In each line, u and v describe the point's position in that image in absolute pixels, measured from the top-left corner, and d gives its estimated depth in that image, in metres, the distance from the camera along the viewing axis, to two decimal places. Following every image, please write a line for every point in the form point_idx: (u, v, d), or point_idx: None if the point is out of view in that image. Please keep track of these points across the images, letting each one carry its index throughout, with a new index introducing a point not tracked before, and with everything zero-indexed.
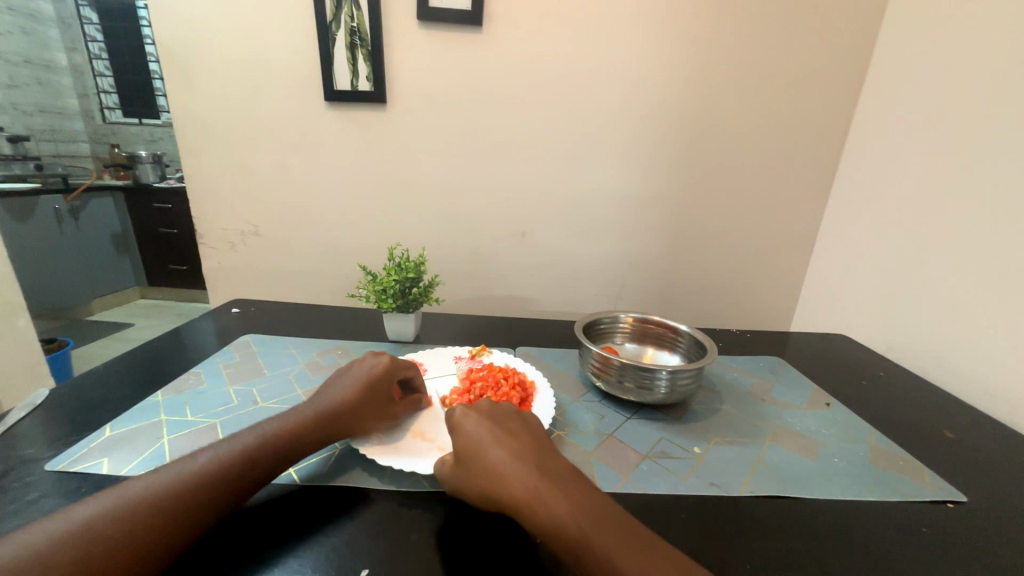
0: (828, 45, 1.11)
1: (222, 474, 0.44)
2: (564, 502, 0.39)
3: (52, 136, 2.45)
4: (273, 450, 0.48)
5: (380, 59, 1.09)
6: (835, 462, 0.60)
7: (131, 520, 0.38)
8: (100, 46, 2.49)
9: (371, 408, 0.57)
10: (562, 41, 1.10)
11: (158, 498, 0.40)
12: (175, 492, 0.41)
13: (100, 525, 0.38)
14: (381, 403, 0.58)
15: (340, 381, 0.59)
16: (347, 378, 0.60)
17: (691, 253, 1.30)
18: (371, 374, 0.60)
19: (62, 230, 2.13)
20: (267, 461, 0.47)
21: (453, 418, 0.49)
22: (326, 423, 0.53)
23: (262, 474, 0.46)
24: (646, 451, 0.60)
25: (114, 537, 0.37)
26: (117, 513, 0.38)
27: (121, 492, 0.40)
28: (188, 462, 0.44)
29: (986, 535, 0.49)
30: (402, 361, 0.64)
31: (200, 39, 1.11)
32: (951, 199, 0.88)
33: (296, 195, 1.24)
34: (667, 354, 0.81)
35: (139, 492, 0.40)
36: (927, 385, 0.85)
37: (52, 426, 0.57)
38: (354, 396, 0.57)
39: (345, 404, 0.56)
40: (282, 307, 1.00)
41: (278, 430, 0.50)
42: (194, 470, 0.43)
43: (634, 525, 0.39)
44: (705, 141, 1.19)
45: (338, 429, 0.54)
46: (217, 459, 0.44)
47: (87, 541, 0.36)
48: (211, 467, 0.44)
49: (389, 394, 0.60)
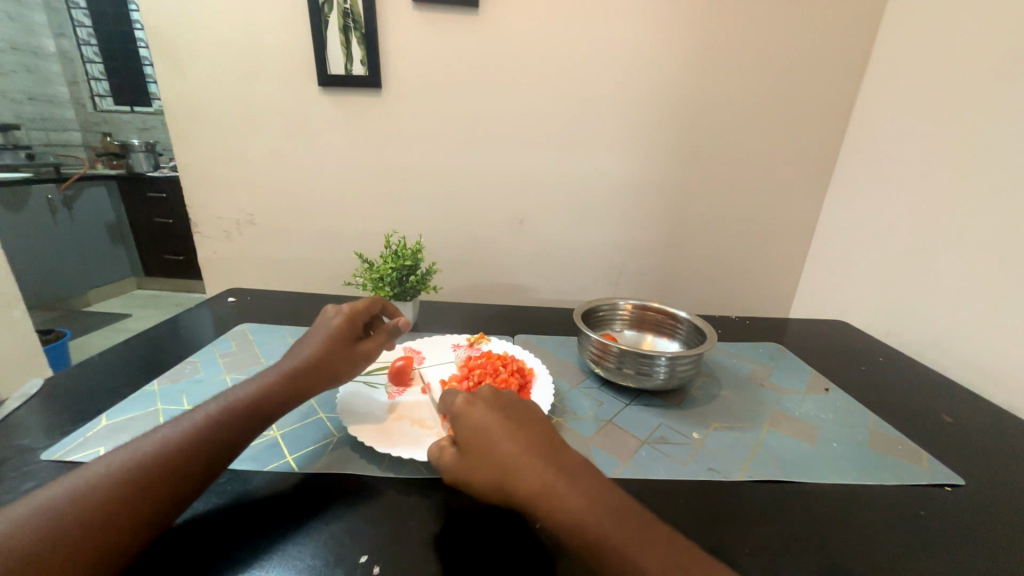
0: (832, 26, 1.09)
1: (188, 445, 0.43)
2: (577, 494, 0.39)
3: (42, 124, 2.41)
4: (239, 415, 0.48)
5: (374, 43, 1.07)
6: (834, 447, 0.60)
7: (98, 499, 0.38)
8: (89, 31, 2.43)
9: (341, 356, 0.58)
10: (560, 22, 1.07)
11: (125, 476, 0.40)
12: (142, 467, 0.41)
13: (65, 506, 0.37)
14: (350, 349, 0.59)
15: (307, 338, 0.59)
16: (313, 334, 0.60)
17: (691, 240, 1.29)
18: (335, 325, 0.60)
19: (56, 221, 2.11)
20: (232, 431, 0.46)
21: (458, 408, 0.47)
22: (301, 377, 0.54)
23: (232, 442, 0.46)
24: (645, 437, 0.60)
25: (82, 517, 0.37)
26: (81, 492, 0.38)
27: (85, 472, 0.40)
28: (150, 437, 0.43)
29: (983, 518, 0.49)
30: (361, 304, 0.63)
31: (188, 22, 1.08)
32: (952, 184, 0.87)
33: (291, 183, 1.22)
34: (666, 341, 0.81)
35: (104, 471, 0.40)
36: (926, 370, 0.85)
37: (47, 416, 0.56)
38: (323, 349, 0.57)
39: (315, 355, 0.56)
40: (279, 296, 0.99)
41: (245, 396, 0.49)
42: (158, 443, 0.43)
43: (644, 515, 0.39)
44: (706, 126, 1.17)
45: (314, 380, 0.55)
46: (182, 433, 0.44)
47: (54, 522, 0.36)
48: (173, 440, 0.43)
49: (355, 339, 0.61)
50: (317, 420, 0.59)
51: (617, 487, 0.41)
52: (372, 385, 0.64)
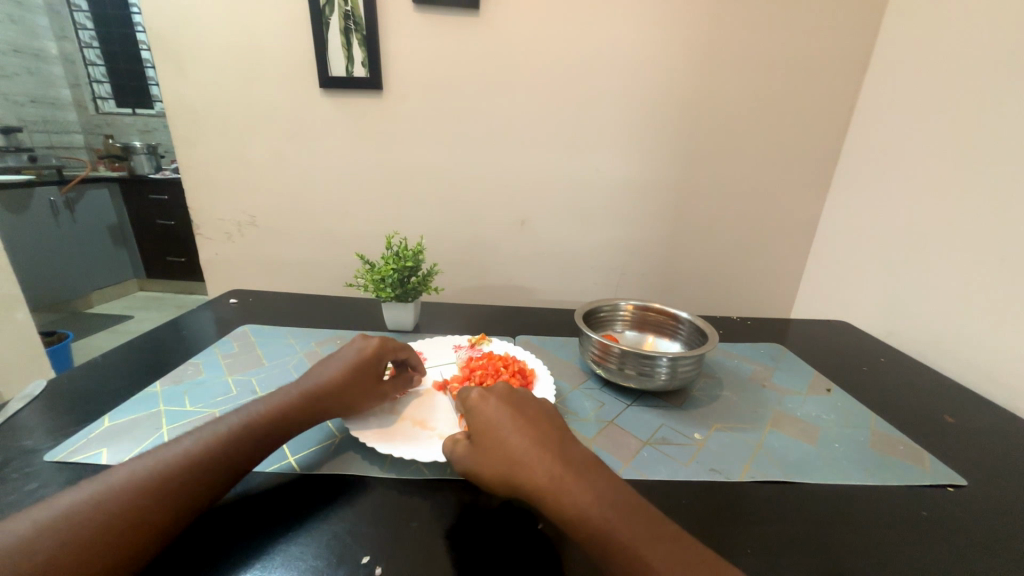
0: (832, 27, 1.09)
1: (208, 456, 0.43)
2: (585, 491, 0.38)
3: (44, 127, 2.42)
4: (257, 430, 0.48)
5: (374, 44, 1.07)
6: (835, 448, 0.60)
7: (118, 505, 0.38)
8: (91, 34, 2.45)
9: (360, 387, 0.57)
10: (560, 24, 1.07)
11: (146, 483, 0.40)
12: (162, 474, 0.41)
13: (87, 511, 0.37)
14: (370, 382, 0.59)
15: (329, 362, 0.59)
16: (336, 360, 0.59)
17: (692, 241, 1.29)
18: (361, 356, 0.60)
19: (58, 223, 2.12)
20: (249, 445, 0.46)
21: (472, 402, 0.48)
22: (316, 402, 0.54)
23: (250, 456, 0.46)
24: (646, 437, 0.60)
25: (103, 521, 0.37)
26: (100, 499, 0.38)
27: (107, 478, 0.40)
28: (170, 448, 0.43)
29: (986, 519, 0.49)
30: (393, 342, 0.64)
31: (190, 24, 1.09)
32: (954, 183, 0.87)
33: (292, 184, 1.22)
34: (668, 342, 0.81)
35: (126, 477, 0.40)
36: (928, 370, 0.85)
37: (49, 417, 0.56)
38: (343, 376, 0.57)
39: (334, 382, 0.56)
40: (280, 297, 0.99)
41: (263, 412, 0.50)
42: (179, 454, 0.43)
43: (653, 513, 0.38)
44: (707, 126, 1.17)
45: (327, 408, 0.54)
46: (204, 443, 0.44)
47: (75, 527, 0.36)
48: (195, 450, 0.43)
49: (377, 374, 0.60)
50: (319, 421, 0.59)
51: (623, 484, 0.40)
52: None
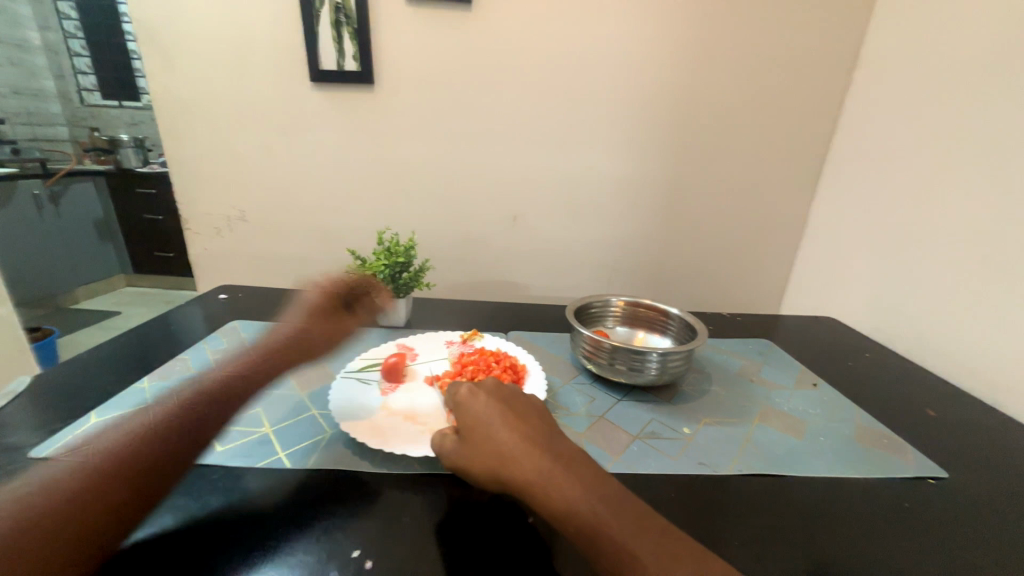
0: (822, 26, 1.10)
1: (151, 433, 0.45)
2: (574, 485, 0.39)
3: (27, 119, 2.38)
4: (200, 404, 0.50)
5: (366, 38, 1.06)
6: (821, 441, 0.61)
7: (68, 486, 0.38)
8: (74, 25, 2.36)
9: (321, 324, 0.64)
10: (553, 20, 1.07)
11: (93, 464, 0.40)
12: (107, 454, 0.42)
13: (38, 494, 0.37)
14: (329, 317, 0.66)
15: (288, 319, 0.66)
16: (293, 316, 0.67)
17: (683, 238, 1.30)
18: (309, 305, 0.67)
19: (42, 216, 2.08)
20: (195, 417, 0.48)
21: (462, 397, 0.48)
22: (280, 344, 0.60)
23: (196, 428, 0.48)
24: (636, 432, 0.60)
25: (55, 501, 0.37)
26: (52, 484, 0.38)
27: (48, 468, 0.40)
28: (110, 433, 0.44)
29: (965, 511, 0.50)
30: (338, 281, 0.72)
31: (178, 15, 1.07)
32: (938, 182, 0.88)
33: (283, 179, 1.21)
34: (658, 337, 0.82)
35: (67, 466, 0.40)
36: (912, 366, 0.87)
37: (34, 413, 0.56)
38: (302, 322, 0.64)
39: (293, 329, 0.63)
40: (270, 293, 0.98)
41: (205, 388, 0.52)
42: (121, 437, 0.44)
43: (641, 506, 0.38)
44: (698, 124, 1.18)
45: (295, 345, 0.61)
46: (145, 424, 0.45)
47: (29, 507, 0.36)
48: (138, 430, 0.44)
49: (336, 311, 0.67)
50: (310, 416, 0.59)
51: (612, 478, 0.41)
52: (365, 382, 0.64)
